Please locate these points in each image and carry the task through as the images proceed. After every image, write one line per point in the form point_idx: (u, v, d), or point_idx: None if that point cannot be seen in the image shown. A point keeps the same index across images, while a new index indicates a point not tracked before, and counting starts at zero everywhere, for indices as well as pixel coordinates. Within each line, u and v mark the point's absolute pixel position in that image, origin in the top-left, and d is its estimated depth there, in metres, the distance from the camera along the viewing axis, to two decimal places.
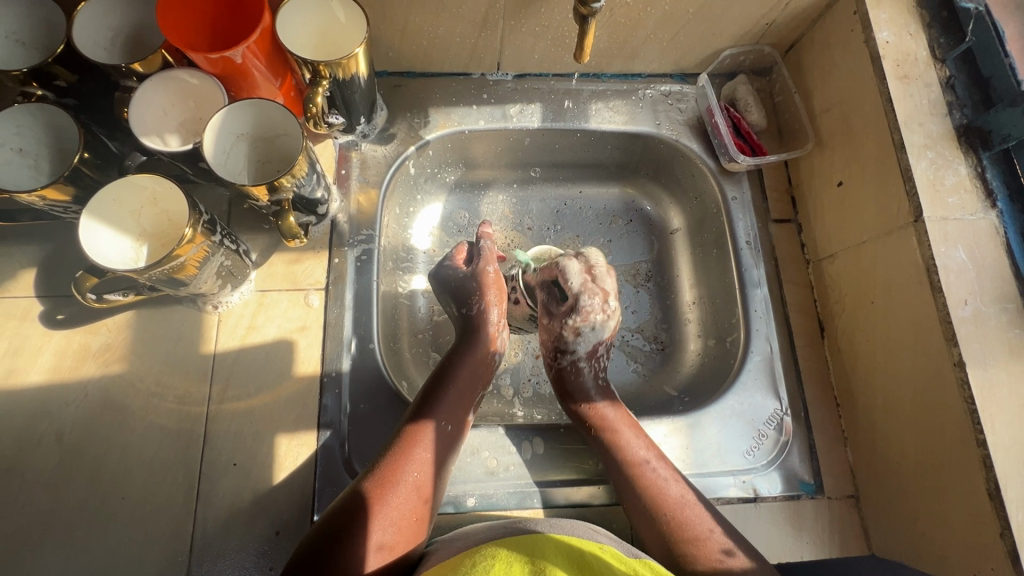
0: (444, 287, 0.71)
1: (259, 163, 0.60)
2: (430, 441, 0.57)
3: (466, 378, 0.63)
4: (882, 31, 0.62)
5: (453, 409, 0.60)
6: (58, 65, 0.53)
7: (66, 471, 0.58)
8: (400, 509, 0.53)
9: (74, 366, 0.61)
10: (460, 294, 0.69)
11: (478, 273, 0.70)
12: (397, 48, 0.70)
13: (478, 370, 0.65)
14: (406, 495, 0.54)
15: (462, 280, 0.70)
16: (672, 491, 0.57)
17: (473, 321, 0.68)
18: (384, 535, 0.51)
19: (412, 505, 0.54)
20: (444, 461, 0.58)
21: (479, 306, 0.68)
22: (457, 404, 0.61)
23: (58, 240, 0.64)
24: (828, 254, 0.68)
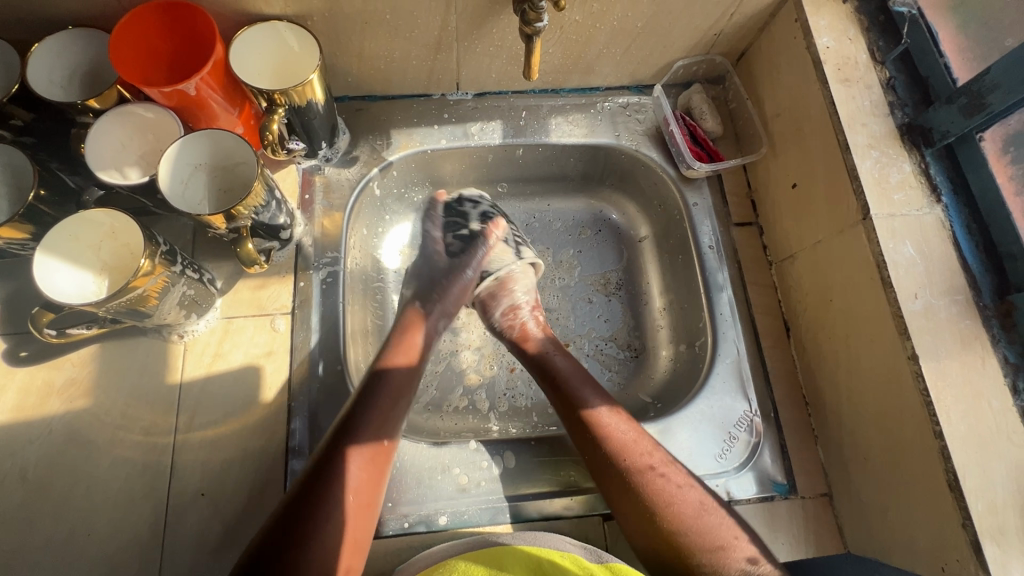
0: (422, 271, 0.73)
1: (220, 191, 0.60)
2: (368, 450, 0.55)
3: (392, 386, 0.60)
4: (823, 37, 0.63)
5: (383, 420, 0.57)
6: (13, 104, 0.55)
7: (30, 510, 0.57)
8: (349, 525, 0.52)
9: (38, 402, 0.60)
10: (429, 280, 0.71)
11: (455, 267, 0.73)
12: (356, 73, 0.71)
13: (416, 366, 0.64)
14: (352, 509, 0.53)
15: (437, 267, 0.72)
16: (691, 496, 0.56)
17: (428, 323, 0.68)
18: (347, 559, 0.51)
19: (358, 519, 0.53)
20: (385, 468, 0.57)
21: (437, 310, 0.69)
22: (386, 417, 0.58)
23: (21, 277, 0.64)
24: (788, 255, 0.69)
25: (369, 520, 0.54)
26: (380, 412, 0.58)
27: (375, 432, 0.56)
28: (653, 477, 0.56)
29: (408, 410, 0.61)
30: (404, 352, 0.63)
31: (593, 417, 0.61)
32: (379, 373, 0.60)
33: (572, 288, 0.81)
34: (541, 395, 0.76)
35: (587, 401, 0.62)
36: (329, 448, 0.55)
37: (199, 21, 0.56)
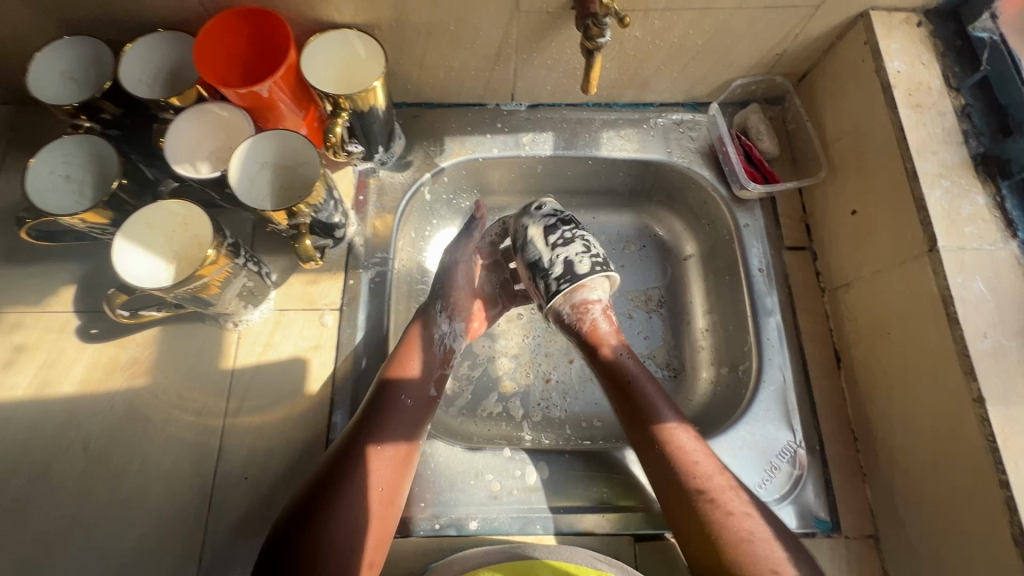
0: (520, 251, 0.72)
1: (281, 189, 0.63)
2: (388, 447, 0.58)
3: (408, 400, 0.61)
4: (894, 61, 0.62)
5: (407, 425, 0.60)
6: (105, 99, 0.58)
7: (89, 479, 0.61)
8: (370, 521, 0.54)
9: (104, 377, 0.64)
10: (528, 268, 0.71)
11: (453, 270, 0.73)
12: (416, 80, 0.73)
13: (431, 373, 0.65)
14: (371, 493, 0.56)
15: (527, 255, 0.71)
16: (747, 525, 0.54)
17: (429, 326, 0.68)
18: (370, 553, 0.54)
19: (377, 518, 0.55)
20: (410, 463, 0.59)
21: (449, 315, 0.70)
22: (405, 398, 0.61)
23: (96, 259, 0.69)
24: (843, 282, 0.67)
25: (389, 514, 0.56)
26: (392, 411, 0.60)
27: (386, 434, 0.58)
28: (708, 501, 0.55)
29: (427, 408, 0.63)
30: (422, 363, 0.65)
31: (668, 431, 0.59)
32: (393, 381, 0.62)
33: (612, 303, 0.81)
34: (575, 408, 0.76)
35: (659, 412, 0.61)
36: (349, 442, 0.57)
37: (277, 28, 0.59)
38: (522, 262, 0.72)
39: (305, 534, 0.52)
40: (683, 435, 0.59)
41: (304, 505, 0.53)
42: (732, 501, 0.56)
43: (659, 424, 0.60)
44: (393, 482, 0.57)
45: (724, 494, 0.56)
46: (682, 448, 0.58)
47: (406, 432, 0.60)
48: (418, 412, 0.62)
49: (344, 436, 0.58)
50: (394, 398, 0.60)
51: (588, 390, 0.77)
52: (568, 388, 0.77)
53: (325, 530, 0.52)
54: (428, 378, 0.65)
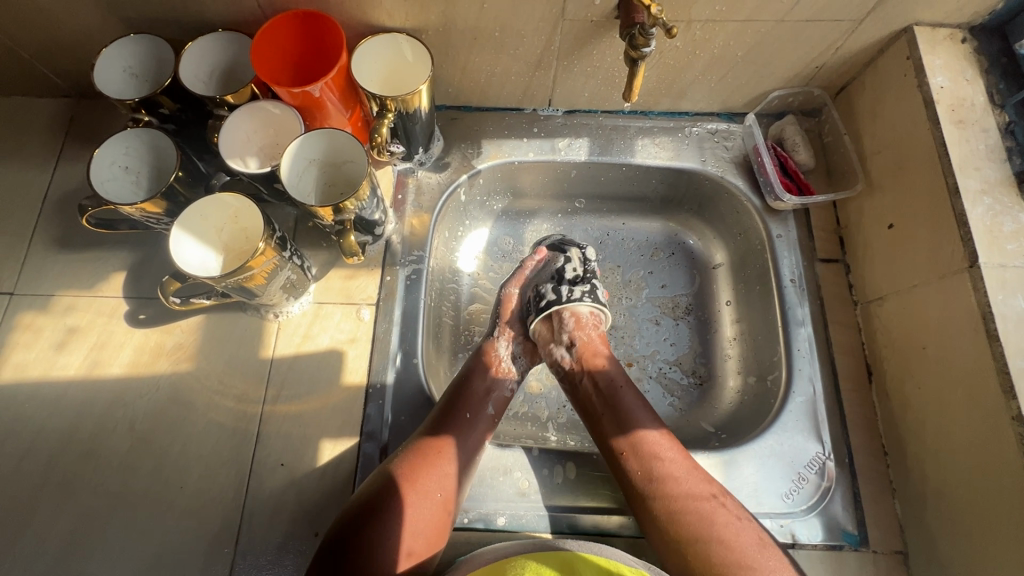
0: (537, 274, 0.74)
1: (326, 186, 0.66)
2: (445, 453, 0.60)
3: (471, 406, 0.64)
4: (937, 77, 0.62)
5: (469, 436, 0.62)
6: (164, 95, 0.61)
7: (134, 458, 0.63)
8: (423, 519, 0.56)
9: (150, 361, 0.67)
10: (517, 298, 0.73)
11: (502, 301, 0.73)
12: (457, 84, 0.75)
13: (487, 392, 0.66)
14: (426, 502, 0.57)
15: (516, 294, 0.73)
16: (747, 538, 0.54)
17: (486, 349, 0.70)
18: (413, 545, 0.55)
19: (427, 526, 0.56)
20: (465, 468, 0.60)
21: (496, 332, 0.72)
22: (467, 411, 0.63)
23: (146, 247, 0.72)
24: (877, 296, 0.67)
25: (444, 514, 0.58)
26: (454, 420, 0.62)
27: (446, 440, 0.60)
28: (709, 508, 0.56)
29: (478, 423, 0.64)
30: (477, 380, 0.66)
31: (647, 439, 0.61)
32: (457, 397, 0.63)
33: (640, 309, 0.81)
34: None
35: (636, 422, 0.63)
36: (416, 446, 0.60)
37: (330, 30, 0.61)
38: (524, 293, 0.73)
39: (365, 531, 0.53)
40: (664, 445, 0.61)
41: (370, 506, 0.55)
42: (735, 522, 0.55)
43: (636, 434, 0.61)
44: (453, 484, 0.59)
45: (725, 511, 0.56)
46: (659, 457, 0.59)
47: (465, 440, 0.61)
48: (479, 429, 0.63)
49: (424, 427, 0.61)
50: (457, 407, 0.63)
51: None
52: None
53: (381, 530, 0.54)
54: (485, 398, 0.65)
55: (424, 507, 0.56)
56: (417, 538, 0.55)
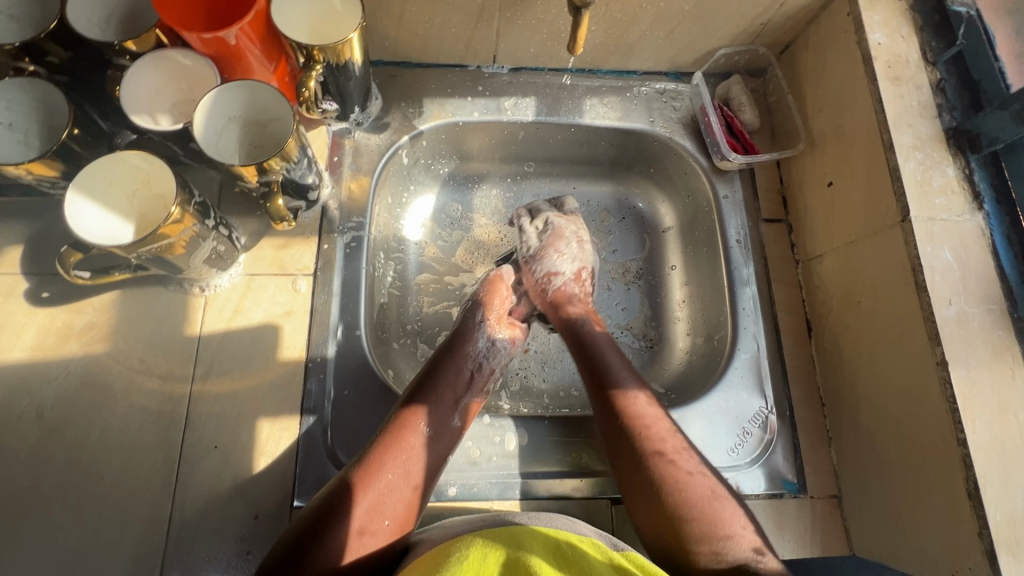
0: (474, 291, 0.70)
1: (251, 147, 0.60)
2: (421, 433, 0.56)
3: (452, 376, 0.61)
4: (875, 33, 0.62)
5: (444, 403, 0.59)
6: (50, 41, 0.53)
7: (45, 450, 0.57)
8: (388, 503, 0.52)
9: (58, 343, 0.61)
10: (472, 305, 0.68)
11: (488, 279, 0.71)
12: (394, 37, 0.70)
13: (455, 399, 0.60)
14: (392, 489, 0.53)
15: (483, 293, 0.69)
16: (701, 487, 0.55)
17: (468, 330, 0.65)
18: (375, 527, 0.51)
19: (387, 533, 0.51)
20: (440, 451, 0.57)
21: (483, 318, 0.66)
22: (442, 396, 0.59)
23: (46, 217, 0.64)
24: (817, 254, 0.68)
25: (406, 501, 0.53)
26: (433, 398, 0.59)
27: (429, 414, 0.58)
28: (665, 462, 0.56)
29: (453, 430, 0.59)
30: (447, 382, 0.60)
31: (627, 399, 0.60)
32: (428, 381, 0.60)
33: None
34: (553, 377, 0.76)
35: (620, 378, 0.62)
36: (389, 428, 0.56)
37: None
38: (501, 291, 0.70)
39: (323, 534, 0.48)
40: (642, 403, 0.60)
41: (326, 509, 0.50)
42: (684, 463, 0.56)
43: (620, 390, 0.61)
44: (423, 469, 0.55)
45: (697, 475, 0.56)
46: (643, 417, 0.59)
47: (440, 438, 0.57)
48: (451, 421, 0.59)
49: (396, 407, 0.58)
50: (422, 406, 0.58)
51: (566, 360, 0.77)
52: (546, 358, 0.77)
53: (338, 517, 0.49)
54: (465, 394, 0.61)
55: (388, 489, 0.53)
56: (381, 521, 0.51)
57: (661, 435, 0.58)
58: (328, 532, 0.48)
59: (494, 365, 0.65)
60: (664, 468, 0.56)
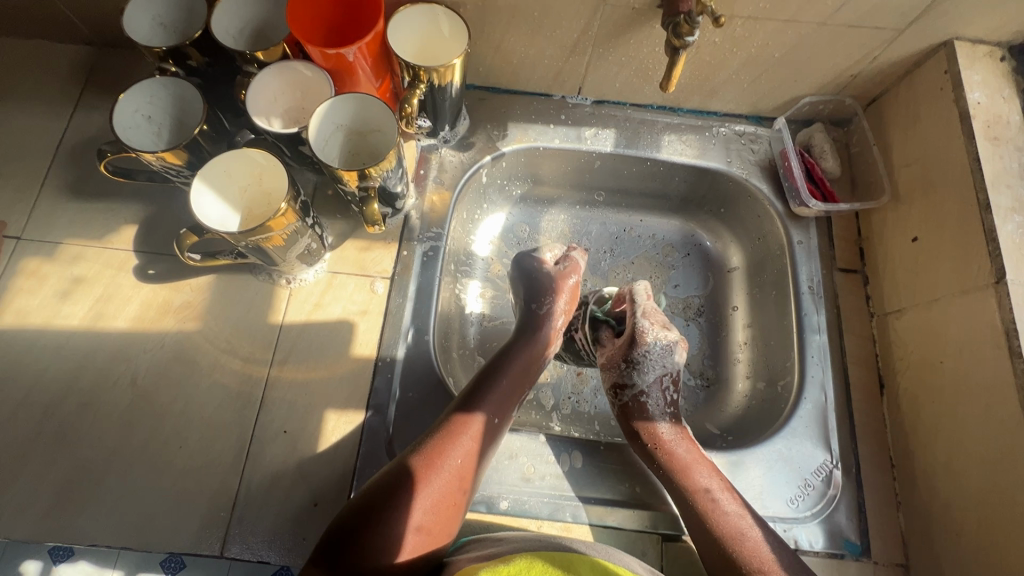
0: (525, 277, 0.72)
1: (348, 153, 0.65)
2: (475, 430, 0.57)
3: (512, 377, 0.62)
4: (974, 92, 0.62)
5: (502, 403, 0.60)
6: (192, 47, 0.59)
7: (134, 414, 0.62)
8: (437, 494, 0.53)
9: (157, 317, 0.66)
10: (536, 290, 0.70)
11: (560, 273, 0.72)
12: (489, 64, 0.74)
13: (511, 397, 0.62)
14: (443, 479, 0.54)
15: (543, 276, 0.71)
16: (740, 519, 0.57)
17: (540, 320, 0.68)
18: (425, 517, 0.52)
19: (439, 528, 0.53)
20: (489, 449, 0.58)
21: (548, 307, 0.69)
22: (503, 395, 0.61)
23: (160, 202, 0.70)
24: (895, 308, 0.67)
25: (457, 495, 0.54)
26: (495, 395, 0.60)
27: (490, 412, 0.59)
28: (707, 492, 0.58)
29: (500, 427, 0.60)
30: (503, 380, 0.62)
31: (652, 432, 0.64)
32: (487, 377, 0.62)
33: None
34: (606, 405, 0.76)
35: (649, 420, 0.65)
36: (448, 420, 0.57)
37: None
38: (569, 284, 0.72)
39: (376, 520, 0.50)
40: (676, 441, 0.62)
41: (379, 494, 0.51)
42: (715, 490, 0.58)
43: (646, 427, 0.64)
44: (472, 463, 0.56)
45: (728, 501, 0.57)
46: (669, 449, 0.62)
47: (489, 435, 0.58)
48: (501, 418, 0.60)
49: (456, 402, 0.59)
50: (477, 404, 0.59)
51: None
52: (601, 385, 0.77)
53: (391, 502, 0.51)
54: (516, 393, 0.63)
55: (440, 479, 0.54)
56: (430, 512, 0.52)
57: (685, 468, 0.60)
58: (381, 517, 0.50)
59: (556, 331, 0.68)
60: (716, 505, 0.57)
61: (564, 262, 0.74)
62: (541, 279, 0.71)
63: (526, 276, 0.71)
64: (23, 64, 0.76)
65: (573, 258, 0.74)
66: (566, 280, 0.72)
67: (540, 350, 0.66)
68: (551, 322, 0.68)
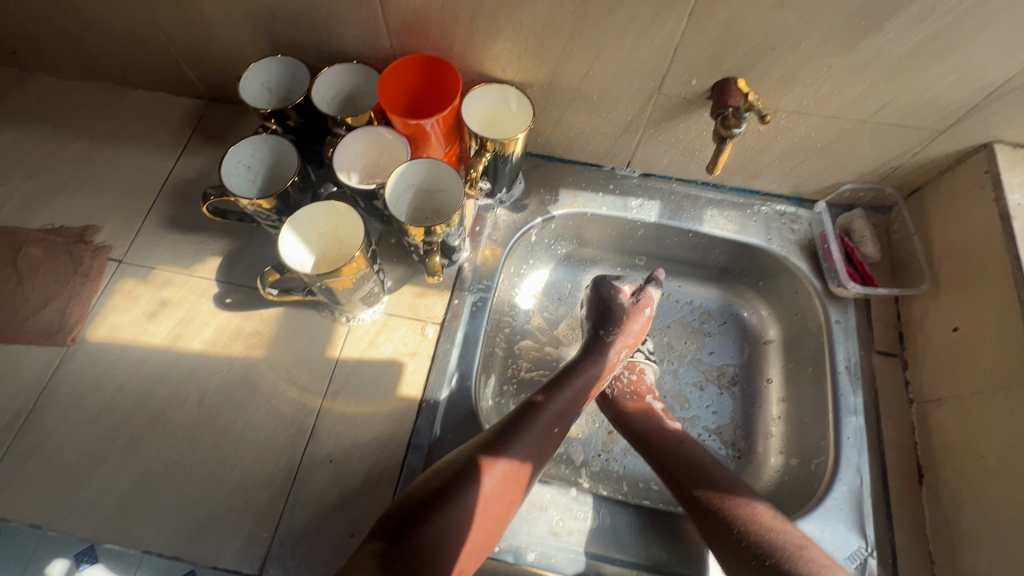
0: (597, 305, 0.79)
1: (414, 209, 0.73)
2: (508, 470, 0.59)
3: (552, 416, 0.64)
4: (1015, 193, 0.64)
5: (538, 445, 0.62)
6: (293, 109, 0.69)
7: (198, 431, 0.67)
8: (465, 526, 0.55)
9: (228, 342, 0.72)
10: (608, 319, 0.76)
11: (634, 307, 0.77)
12: (546, 136, 0.81)
13: (547, 435, 0.63)
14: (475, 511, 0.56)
15: (617, 308, 0.77)
16: None
17: (603, 346, 0.74)
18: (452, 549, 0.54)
19: (485, 528, 0.56)
20: (517, 491, 0.59)
21: (613, 337, 0.74)
22: (545, 433, 0.63)
23: (244, 239, 0.79)
24: (935, 397, 0.67)
25: (481, 530, 0.56)
26: (533, 436, 0.62)
27: (524, 454, 0.60)
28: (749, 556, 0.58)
29: (556, 441, 0.65)
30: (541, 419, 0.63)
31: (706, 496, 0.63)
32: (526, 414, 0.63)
33: (682, 373, 0.83)
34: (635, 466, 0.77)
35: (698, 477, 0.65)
36: (486, 453, 0.59)
37: (450, 75, 0.68)
38: (642, 316, 0.77)
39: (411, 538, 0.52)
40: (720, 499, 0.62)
41: (417, 513, 0.54)
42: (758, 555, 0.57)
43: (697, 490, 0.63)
44: (500, 502, 0.58)
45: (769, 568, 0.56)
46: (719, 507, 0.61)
47: (526, 470, 0.60)
48: (535, 458, 0.61)
49: (490, 436, 0.61)
50: (532, 420, 0.63)
51: None
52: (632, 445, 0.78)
53: (425, 525, 0.53)
54: (553, 433, 0.64)
55: (471, 511, 0.55)
56: (455, 544, 0.54)
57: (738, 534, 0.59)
58: (414, 537, 0.53)
59: (619, 359, 0.74)
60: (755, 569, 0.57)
61: (641, 295, 0.78)
62: (616, 310, 0.77)
63: (599, 303, 0.78)
64: (145, 113, 0.88)
65: (648, 291, 0.79)
66: (638, 314, 0.77)
67: (600, 374, 0.71)
68: (614, 351, 0.74)
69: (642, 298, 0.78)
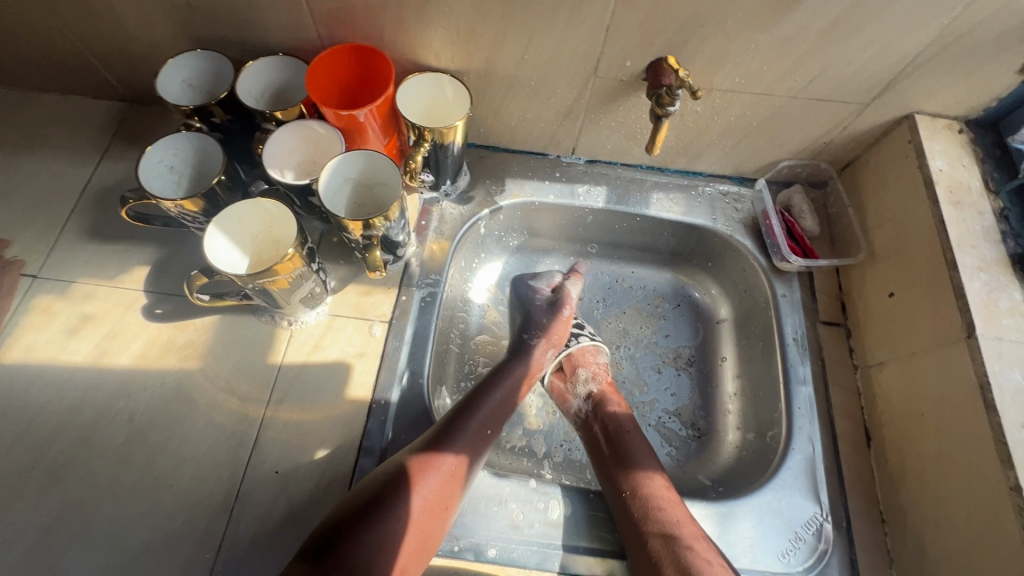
0: (522, 308, 0.82)
1: (354, 205, 0.70)
2: (442, 469, 0.58)
3: (488, 413, 0.65)
4: (936, 160, 0.67)
5: (474, 441, 0.62)
6: (218, 106, 0.65)
7: (128, 452, 0.62)
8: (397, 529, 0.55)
9: (159, 355, 0.68)
10: (529, 322, 0.79)
11: (553, 304, 0.80)
12: (489, 125, 0.80)
13: (484, 432, 0.64)
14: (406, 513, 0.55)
15: (538, 309, 0.80)
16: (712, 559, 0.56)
17: (528, 347, 0.76)
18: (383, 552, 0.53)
19: (422, 529, 0.56)
20: (456, 490, 0.59)
21: (538, 339, 0.77)
22: (481, 431, 0.63)
23: (174, 245, 0.74)
24: (877, 361, 0.69)
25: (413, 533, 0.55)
26: (467, 434, 0.62)
27: (460, 450, 0.60)
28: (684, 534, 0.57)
29: (492, 440, 0.65)
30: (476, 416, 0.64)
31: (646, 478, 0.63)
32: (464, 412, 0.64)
33: (639, 357, 0.83)
34: None
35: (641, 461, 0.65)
36: (418, 455, 0.59)
37: (382, 65, 0.66)
38: (562, 314, 0.79)
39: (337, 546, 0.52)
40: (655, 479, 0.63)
41: (344, 519, 0.53)
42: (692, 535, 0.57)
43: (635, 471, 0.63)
44: (433, 502, 0.57)
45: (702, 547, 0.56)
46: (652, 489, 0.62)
47: (463, 468, 0.60)
48: (471, 454, 0.61)
49: (427, 437, 0.61)
50: (469, 416, 0.64)
51: None
52: None
53: (354, 530, 0.53)
54: (492, 428, 0.65)
55: (401, 514, 0.55)
56: (386, 547, 0.54)
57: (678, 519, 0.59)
58: (342, 543, 0.52)
59: (547, 359, 0.76)
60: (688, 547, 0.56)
61: (557, 295, 0.81)
62: (535, 313, 0.80)
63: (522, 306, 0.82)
64: (59, 118, 0.82)
65: (565, 289, 0.82)
66: (557, 314, 0.79)
67: (528, 373, 0.73)
68: (540, 352, 0.76)
69: (560, 299, 0.81)
